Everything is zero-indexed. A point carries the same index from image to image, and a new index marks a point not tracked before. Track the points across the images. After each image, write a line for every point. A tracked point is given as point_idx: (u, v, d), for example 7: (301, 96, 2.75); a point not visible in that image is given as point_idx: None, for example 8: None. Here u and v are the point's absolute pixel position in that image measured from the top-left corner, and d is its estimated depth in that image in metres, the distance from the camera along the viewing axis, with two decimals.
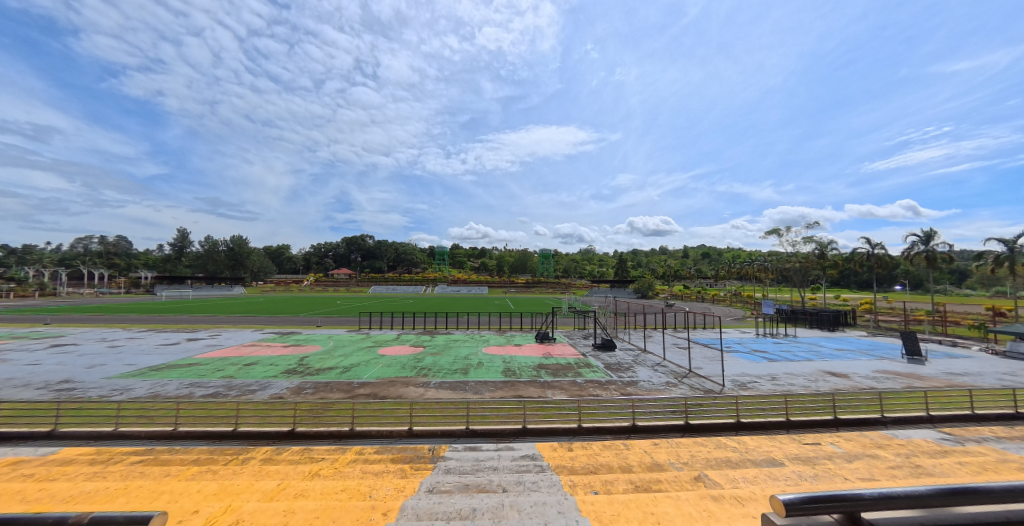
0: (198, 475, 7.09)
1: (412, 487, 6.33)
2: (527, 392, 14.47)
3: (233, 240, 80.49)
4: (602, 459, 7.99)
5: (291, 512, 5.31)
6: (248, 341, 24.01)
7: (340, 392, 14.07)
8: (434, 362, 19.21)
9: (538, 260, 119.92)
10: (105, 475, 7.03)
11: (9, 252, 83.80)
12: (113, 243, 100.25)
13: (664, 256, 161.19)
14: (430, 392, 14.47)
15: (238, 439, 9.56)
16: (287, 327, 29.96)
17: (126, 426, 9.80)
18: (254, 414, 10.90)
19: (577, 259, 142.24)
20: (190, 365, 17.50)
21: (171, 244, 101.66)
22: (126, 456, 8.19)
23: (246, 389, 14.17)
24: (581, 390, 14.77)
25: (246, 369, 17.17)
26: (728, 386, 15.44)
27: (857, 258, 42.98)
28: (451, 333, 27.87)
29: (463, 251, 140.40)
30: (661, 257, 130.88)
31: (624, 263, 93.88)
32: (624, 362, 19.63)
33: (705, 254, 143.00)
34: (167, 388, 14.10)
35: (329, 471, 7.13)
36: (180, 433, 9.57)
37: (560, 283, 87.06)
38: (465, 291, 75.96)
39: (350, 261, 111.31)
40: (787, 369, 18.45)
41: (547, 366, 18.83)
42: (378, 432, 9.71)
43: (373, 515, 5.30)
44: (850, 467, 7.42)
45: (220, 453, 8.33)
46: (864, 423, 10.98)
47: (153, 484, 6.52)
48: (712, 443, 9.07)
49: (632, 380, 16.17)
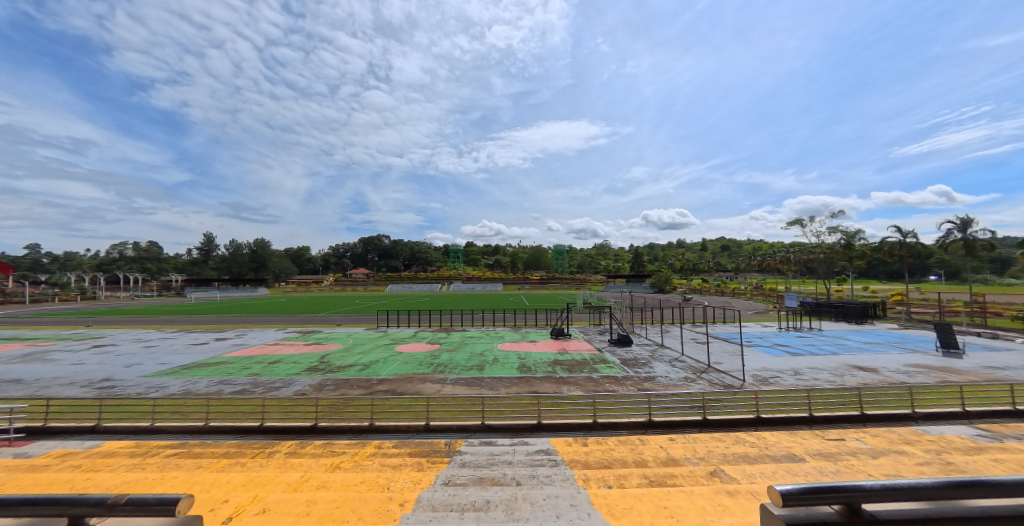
0: (228, 467, 7.47)
1: (428, 479, 6.50)
2: (542, 388, 14.61)
3: (255, 243, 83.27)
4: (617, 454, 8.01)
5: (313, 502, 5.54)
6: (272, 340, 24.86)
7: (360, 389, 14.50)
8: (451, 359, 19.54)
9: (552, 256, 119.43)
10: (143, 467, 7.50)
11: (55, 260, 89.75)
12: (144, 248, 105.50)
13: (681, 248, 158.62)
14: (446, 387, 14.78)
15: (264, 434, 10.01)
16: (308, 326, 30.90)
17: (162, 422, 10.39)
18: (279, 410, 11.38)
19: (591, 254, 141.03)
20: (217, 364, 18.29)
21: (199, 249, 106.17)
22: (162, 449, 8.70)
23: (271, 386, 14.76)
24: (596, 386, 14.86)
25: (272, 366, 17.92)
26: (748, 381, 15.17)
27: (885, 248, 41.26)
28: (466, 330, 28.16)
29: (477, 249, 141.34)
30: (678, 252, 128.36)
31: (639, 257, 92.54)
32: (640, 358, 19.53)
33: (723, 246, 139.40)
34: (197, 385, 14.85)
35: (349, 464, 7.38)
36: (210, 428, 10.07)
37: (575, 278, 86.68)
38: (479, 288, 76.17)
39: (367, 261, 113.83)
40: (810, 363, 17.92)
41: (562, 362, 18.85)
42: (396, 427, 9.99)
43: (391, 506, 5.47)
44: (875, 464, 7.19)
45: (248, 447, 8.73)
46: (893, 419, 10.57)
47: (187, 475, 6.91)
48: (729, 439, 8.95)
49: (649, 376, 16.06)
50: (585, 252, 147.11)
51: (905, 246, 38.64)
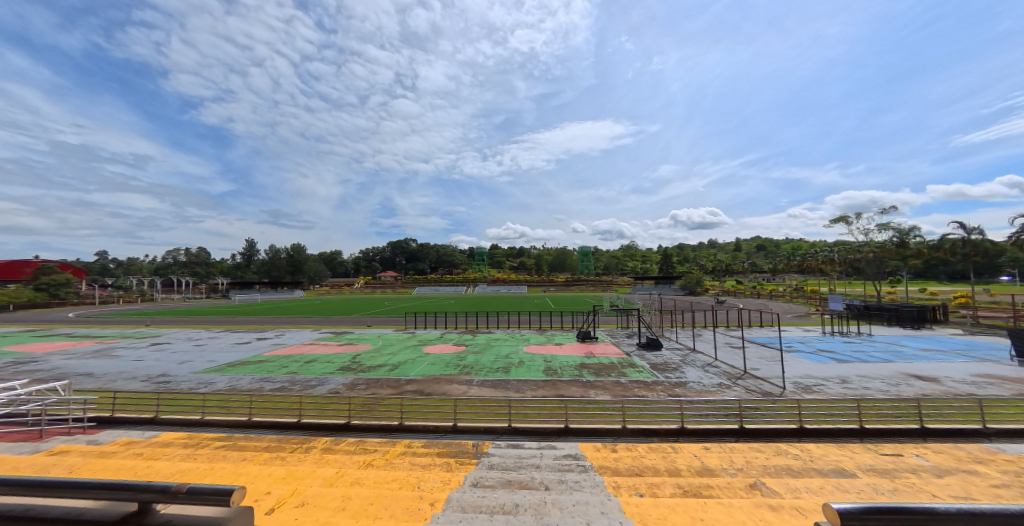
0: (270, 460, 7.89)
1: (457, 480, 6.57)
2: (569, 391, 14.43)
3: (292, 248, 87.80)
4: (648, 461, 7.77)
5: (348, 497, 5.74)
6: (307, 340, 26.05)
7: (390, 389, 14.91)
8: (477, 360, 19.71)
9: (577, 258, 117.97)
10: (196, 457, 8.08)
11: (120, 265, 98.54)
12: (195, 253, 113.69)
13: (713, 248, 152.29)
14: (473, 389, 14.91)
15: (302, 430, 10.50)
16: (340, 327, 32.16)
17: (211, 415, 11.14)
18: (315, 407, 11.89)
19: (618, 256, 138.03)
20: (259, 362, 19.40)
21: (243, 254, 113.20)
22: (211, 441, 9.33)
23: (307, 384, 15.49)
24: (625, 390, 14.49)
25: (308, 365, 18.78)
26: (789, 389, 14.30)
27: (945, 246, 37.77)
28: (492, 332, 28.34)
29: (502, 252, 141.98)
30: (710, 252, 123.14)
31: (669, 258, 89.67)
32: (671, 362, 18.88)
33: (759, 246, 132.11)
34: (242, 382, 15.82)
35: (380, 462, 7.60)
36: (253, 423, 10.70)
37: (602, 280, 85.07)
38: (504, 290, 76.47)
39: (396, 264, 117.20)
40: (859, 371, 16.64)
41: (589, 365, 18.54)
42: (424, 427, 10.18)
43: (422, 505, 5.56)
44: (940, 483, 6.54)
45: (287, 442, 9.20)
46: (959, 435, 9.60)
47: (233, 466, 7.36)
48: (770, 450, 8.47)
49: (680, 381, 15.51)
50: (611, 254, 144.38)
51: (970, 243, 35.16)
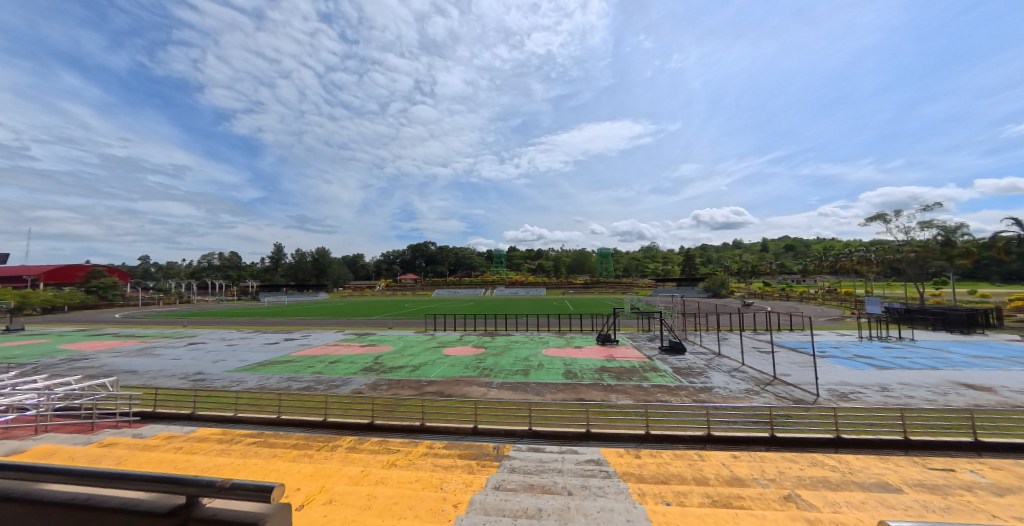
0: (298, 457, 8.14)
1: (479, 482, 6.58)
2: (589, 395, 14.23)
3: (317, 252, 90.89)
4: (673, 469, 7.54)
5: (373, 496, 5.84)
6: (332, 341, 26.83)
7: (410, 390, 15.13)
8: (496, 363, 19.73)
9: (596, 260, 116.56)
10: (230, 452, 8.44)
11: (160, 268, 104.64)
12: (228, 257, 119.50)
13: (739, 249, 147.07)
14: (492, 391, 14.95)
15: (327, 428, 10.80)
16: (362, 328, 32.96)
17: (243, 413, 11.61)
18: (339, 406, 12.21)
19: (638, 257, 135.42)
20: (286, 362, 20.11)
21: (271, 258, 118.02)
22: (244, 437, 9.73)
23: (332, 384, 15.94)
24: (647, 395, 14.15)
25: (332, 365, 19.34)
26: (824, 396, 13.58)
27: (998, 245, 35.03)
28: (510, 335, 28.34)
29: (520, 254, 142.02)
30: (735, 252, 118.98)
31: (691, 259, 87.21)
32: (695, 367, 18.32)
33: (788, 246, 126.50)
34: (270, 381, 16.44)
35: (404, 462, 7.72)
36: (282, 421, 11.08)
37: (622, 282, 83.68)
38: (522, 293, 76.43)
39: (416, 266, 119.26)
40: (900, 378, 15.61)
41: (609, 369, 18.23)
42: (445, 429, 10.26)
43: (445, 507, 5.60)
44: (1000, 503, 6.03)
45: (314, 440, 9.48)
46: (1019, 450, 8.84)
47: (264, 463, 7.64)
48: (805, 460, 8.06)
49: (705, 386, 15.01)
50: (631, 255, 141.87)
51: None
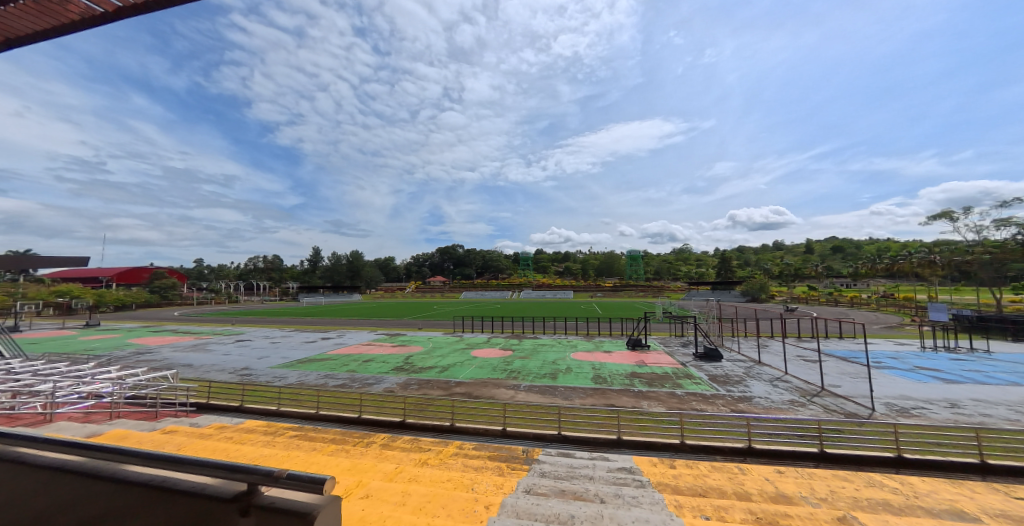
0: (336, 451, 8.52)
1: (510, 485, 6.58)
2: (619, 401, 13.88)
3: (351, 255, 94.98)
4: (712, 481, 7.20)
5: (407, 493, 5.98)
6: (365, 340, 27.85)
7: (440, 390, 15.42)
8: (523, 365, 19.70)
9: (625, 262, 113.73)
10: (275, 444, 8.98)
11: (212, 270, 113.07)
12: (271, 260, 127.27)
13: (780, 250, 138.44)
14: (520, 394, 14.94)
15: (362, 425, 11.22)
16: (394, 329, 33.96)
17: (285, 407, 12.29)
18: (373, 404, 12.65)
19: (670, 259, 130.77)
20: (324, 360, 21.10)
21: (310, 260, 124.47)
22: (286, 430, 10.32)
23: (366, 382, 16.53)
24: (681, 403, 13.61)
25: (365, 364, 20.08)
26: (880, 411, 12.47)
27: None
28: (538, 338, 28.19)
29: (547, 256, 141.31)
30: (777, 255, 112.03)
31: (728, 261, 83.08)
32: (733, 375, 17.40)
33: (836, 247, 117.58)
34: (309, 378, 17.31)
35: (435, 461, 7.88)
36: (321, 416, 11.63)
37: (652, 286, 81.12)
38: (549, 295, 75.87)
39: (444, 269, 121.72)
40: (972, 394, 14.06)
41: (640, 375, 17.69)
42: (474, 430, 10.36)
43: (477, 508, 5.65)
44: None
45: (350, 436, 9.87)
46: None
47: (305, 455, 8.05)
48: (860, 480, 7.43)
49: (744, 396, 14.23)
50: (663, 258, 137.45)
51: None
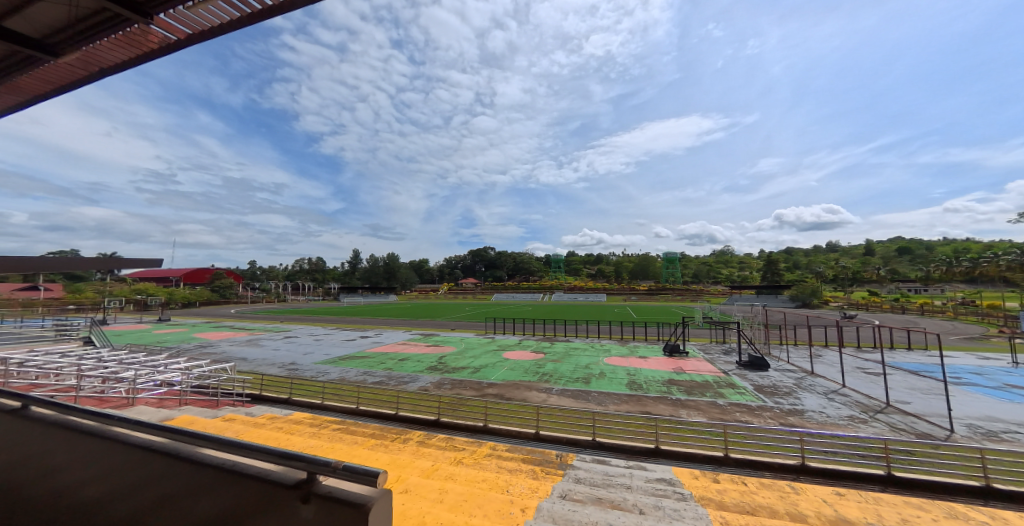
0: (377, 446, 8.88)
1: (544, 489, 6.52)
2: (656, 409, 13.39)
3: (388, 257, 98.84)
4: (761, 499, 6.73)
5: (444, 491, 6.10)
6: (400, 340, 28.84)
7: (473, 390, 15.63)
8: (556, 369, 19.50)
9: (661, 265, 109.64)
10: (320, 436, 9.51)
11: (264, 272, 121.98)
12: (316, 262, 135.22)
13: (836, 252, 127.45)
14: (552, 397, 14.80)
15: (399, 421, 11.60)
16: (428, 329, 34.86)
17: (329, 401, 12.98)
18: (409, 402, 13.03)
19: (710, 262, 124.46)
20: (363, 358, 22.07)
21: (351, 262, 130.98)
22: (329, 423, 10.88)
23: (401, 380, 17.10)
24: (723, 413, 12.87)
25: (401, 363, 20.76)
26: (961, 434, 11.07)
27: None
28: (570, 341, 27.83)
29: (579, 259, 139.41)
30: (832, 258, 103.12)
31: (775, 264, 77.73)
32: (782, 385, 16.22)
33: (902, 247, 106.56)
34: (349, 374, 18.15)
35: (470, 461, 7.98)
36: (361, 411, 12.17)
37: (691, 289, 77.55)
38: (581, 298, 74.71)
39: (476, 271, 123.68)
40: None
41: (679, 383, 16.93)
42: (507, 431, 10.39)
43: (513, 510, 5.66)
44: None
45: (388, 431, 10.23)
46: None
47: (348, 448, 8.45)
48: (939, 510, 6.62)
49: (795, 409, 13.21)
50: (702, 260, 130.88)
51: None
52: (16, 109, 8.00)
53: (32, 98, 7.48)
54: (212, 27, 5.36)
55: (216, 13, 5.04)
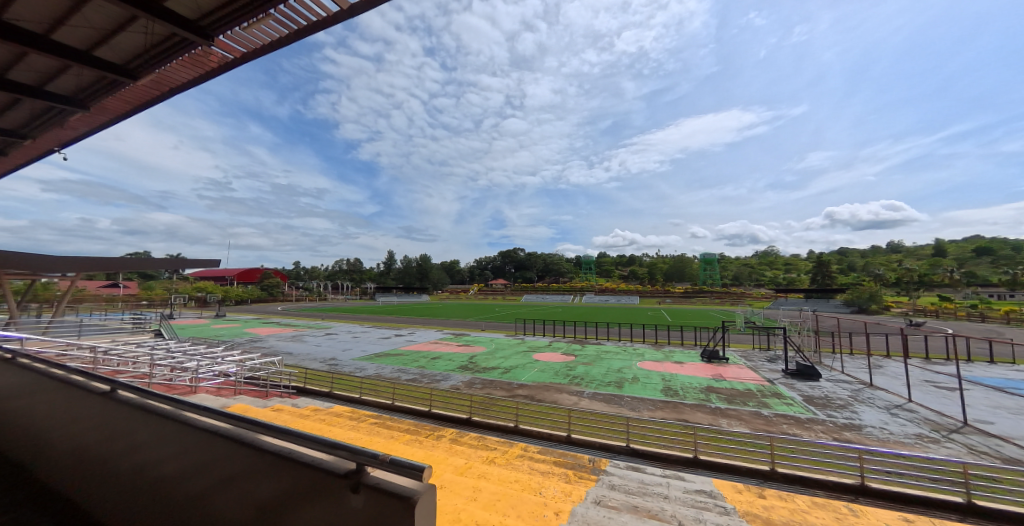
0: (412, 441, 9.14)
1: (578, 494, 6.42)
2: (693, 417, 12.81)
3: (421, 258, 101.61)
4: (814, 520, 6.23)
5: (478, 489, 6.16)
6: (433, 339, 29.53)
7: (503, 391, 15.70)
8: (587, 372, 19.16)
9: (698, 266, 104.76)
10: (359, 429, 9.95)
11: (307, 272, 129.32)
12: (354, 263, 141.55)
13: (899, 252, 115.91)
14: (583, 401, 14.57)
15: (432, 418, 11.89)
16: (459, 328, 35.45)
17: (367, 396, 13.54)
18: (442, 399, 13.33)
19: (753, 263, 117.30)
20: (397, 356, 22.81)
21: (386, 263, 135.93)
22: (367, 417, 11.36)
23: (434, 378, 17.51)
24: (768, 425, 12.07)
25: (434, 361, 21.24)
26: None
27: None
28: (602, 344, 27.22)
29: (611, 260, 136.29)
30: (895, 258, 93.82)
31: (827, 266, 71.92)
32: (836, 398, 14.95)
33: (980, 247, 95.05)
34: (385, 371, 18.83)
35: (502, 460, 8.01)
36: (396, 406, 12.60)
37: (731, 292, 73.47)
38: (613, 301, 72.96)
39: (506, 272, 124.29)
40: None
41: (718, 390, 16.08)
42: (539, 433, 10.34)
43: (547, 512, 5.60)
44: None
45: (423, 428, 10.50)
46: None
47: (385, 442, 8.77)
48: None
49: (852, 424, 12.12)
50: (745, 261, 123.65)
51: None
52: (104, 126, 9.02)
53: (115, 117, 8.41)
54: (263, 44, 5.75)
55: (268, 31, 5.41)
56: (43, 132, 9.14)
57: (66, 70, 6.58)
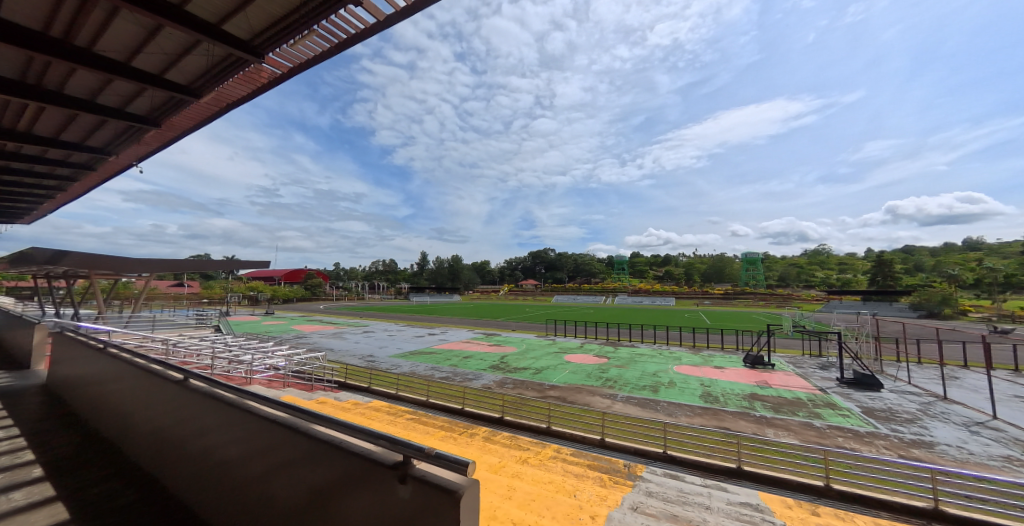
0: (446, 437, 9.36)
1: (614, 499, 6.28)
2: (735, 425, 12.16)
3: (453, 259, 103.75)
4: None
5: (512, 488, 6.20)
6: (464, 338, 30.05)
7: (535, 392, 15.67)
8: (620, 374, 18.71)
9: (740, 267, 99.14)
10: (397, 423, 10.35)
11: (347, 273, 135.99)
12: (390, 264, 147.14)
13: (978, 251, 103.37)
14: (616, 404, 14.25)
15: (465, 416, 12.11)
16: (490, 328, 35.83)
17: (403, 393, 14.03)
18: (474, 398, 13.53)
19: (802, 263, 109.13)
20: (430, 354, 23.42)
21: (420, 264, 140.08)
22: (404, 412, 11.77)
23: (466, 377, 17.81)
24: (821, 437, 11.19)
25: (466, 360, 21.59)
26: None
27: None
28: (635, 346, 26.47)
29: (645, 260, 132.19)
30: (974, 257, 83.67)
31: (889, 266, 65.53)
32: (902, 411, 13.56)
33: None
34: (419, 368, 19.40)
35: (535, 461, 8.01)
36: (430, 403, 12.96)
37: (777, 294, 68.84)
38: (647, 301, 70.71)
39: (536, 272, 124.05)
40: None
41: (763, 398, 15.13)
42: (572, 435, 10.24)
43: (582, 515, 5.54)
44: None
45: (456, 425, 10.72)
46: None
47: (421, 437, 9.05)
48: None
49: (923, 440, 10.94)
50: (793, 261, 115.40)
51: None
52: (173, 141, 9.98)
53: (182, 133, 9.28)
54: (308, 58, 6.11)
55: (313, 45, 5.73)
56: (122, 148, 10.26)
57: (142, 93, 7.37)
